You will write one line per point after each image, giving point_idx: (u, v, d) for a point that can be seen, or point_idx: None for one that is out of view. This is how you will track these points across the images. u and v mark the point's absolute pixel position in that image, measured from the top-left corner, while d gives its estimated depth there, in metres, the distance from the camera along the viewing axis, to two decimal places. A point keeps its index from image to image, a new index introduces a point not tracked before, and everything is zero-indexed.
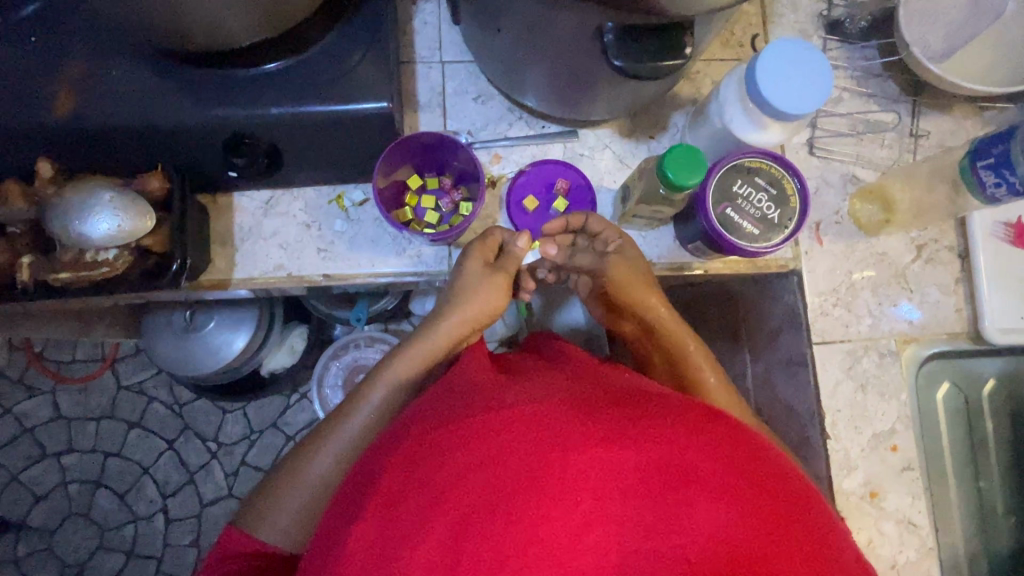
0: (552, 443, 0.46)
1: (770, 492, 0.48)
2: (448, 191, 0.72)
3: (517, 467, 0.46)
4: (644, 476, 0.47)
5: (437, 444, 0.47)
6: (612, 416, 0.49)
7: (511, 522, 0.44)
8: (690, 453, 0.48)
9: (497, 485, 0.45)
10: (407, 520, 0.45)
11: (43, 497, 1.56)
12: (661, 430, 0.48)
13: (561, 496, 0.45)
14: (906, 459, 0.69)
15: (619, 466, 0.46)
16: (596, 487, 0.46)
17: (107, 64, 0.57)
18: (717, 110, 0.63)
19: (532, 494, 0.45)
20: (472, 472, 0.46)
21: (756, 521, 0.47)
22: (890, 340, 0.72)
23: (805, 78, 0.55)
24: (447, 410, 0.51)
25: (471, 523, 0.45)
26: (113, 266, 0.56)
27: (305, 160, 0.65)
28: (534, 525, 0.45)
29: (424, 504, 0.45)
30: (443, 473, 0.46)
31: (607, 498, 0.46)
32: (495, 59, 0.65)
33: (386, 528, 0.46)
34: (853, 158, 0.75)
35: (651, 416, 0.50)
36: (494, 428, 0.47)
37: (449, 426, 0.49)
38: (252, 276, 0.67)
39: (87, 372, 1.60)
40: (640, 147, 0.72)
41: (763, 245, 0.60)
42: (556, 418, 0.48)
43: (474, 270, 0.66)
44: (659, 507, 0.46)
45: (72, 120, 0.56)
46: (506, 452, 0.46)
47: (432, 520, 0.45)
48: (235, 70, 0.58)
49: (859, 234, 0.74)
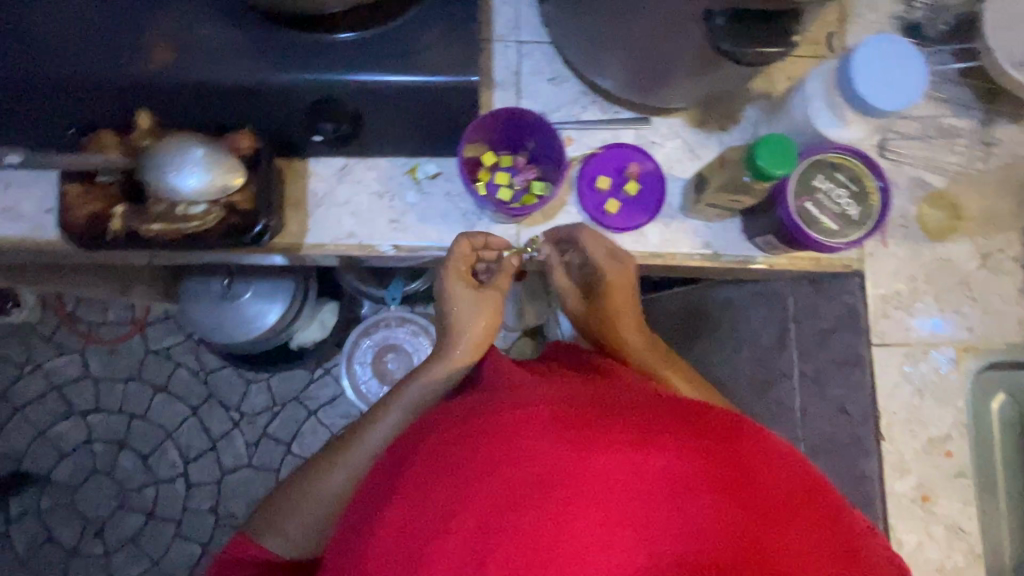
0: (575, 444, 0.47)
1: (784, 501, 0.49)
2: (521, 169, 0.72)
3: (539, 467, 0.46)
4: (665, 478, 0.47)
5: (462, 442, 0.49)
6: (632, 419, 0.50)
7: (535, 516, 0.45)
8: (705, 458, 0.48)
9: (519, 484, 0.46)
10: (434, 513, 0.47)
11: (68, 454, 1.59)
12: (682, 435, 0.49)
13: (581, 495, 0.46)
14: (959, 466, 0.70)
15: (641, 468, 0.47)
16: (615, 487, 0.46)
17: (202, 22, 0.58)
18: (800, 103, 0.63)
19: (552, 494, 0.46)
20: (496, 471, 0.46)
21: (770, 529, 0.47)
22: (949, 347, 0.72)
23: (901, 74, 0.55)
24: (474, 409, 0.52)
25: (494, 518, 0.46)
26: (202, 222, 0.57)
27: (384, 130, 0.65)
28: (557, 520, 0.45)
29: (449, 499, 0.47)
30: (470, 465, 0.47)
31: (626, 500, 0.46)
32: (579, 40, 0.65)
33: (416, 515, 0.47)
34: (922, 163, 0.75)
35: (670, 423, 0.50)
36: (515, 428, 0.48)
37: (475, 424, 0.50)
38: (324, 242, 0.68)
39: (117, 334, 1.62)
40: (711, 138, 0.72)
41: (841, 241, 0.60)
42: (580, 418, 0.49)
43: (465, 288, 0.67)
44: (674, 509, 0.47)
45: (167, 75, 0.56)
46: (529, 452, 0.47)
47: (456, 513, 0.46)
48: (327, 36, 0.59)
49: (925, 239, 0.74)
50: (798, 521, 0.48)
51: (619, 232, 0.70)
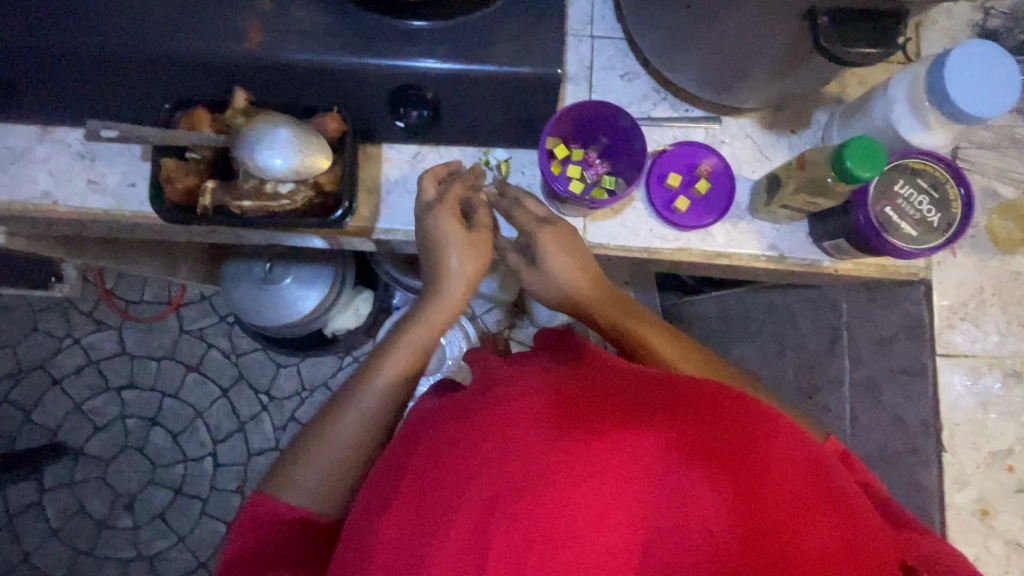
0: (566, 430, 0.45)
1: (794, 477, 0.46)
2: (592, 163, 0.71)
3: (537, 456, 0.44)
4: (662, 456, 0.44)
5: (458, 435, 0.47)
6: (630, 401, 0.47)
7: (535, 506, 0.43)
8: (708, 435, 0.45)
9: (515, 474, 0.44)
10: (434, 509, 0.45)
11: (101, 428, 1.62)
12: (677, 411, 0.46)
13: (581, 482, 0.44)
14: (1021, 481, 0.69)
15: (636, 450, 0.44)
16: (616, 471, 0.44)
17: (295, 6, 0.59)
18: (881, 108, 0.62)
19: (552, 482, 0.43)
20: (491, 462, 0.45)
21: (785, 507, 0.44)
22: (1015, 360, 0.71)
23: (993, 81, 0.54)
24: (469, 401, 0.51)
25: (495, 510, 0.43)
26: (293, 201, 0.58)
27: (461, 119, 0.66)
28: (556, 510, 0.43)
29: (449, 493, 0.45)
30: (466, 459, 0.45)
31: (627, 483, 0.44)
32: (659, 37, 0.65)
33: (416, 517, 0.45)
34: (993, 174, 0.74)
35: (667, 399, 0.47)
36: (509, 417, 0.46)
37: (470, 416, 0.48)
38: (395, 228, 0.69)
39: (154, 312, 1.66)
40: (781, 141, 0.72)
41: (920, 248, 0.60)
42: (569, 403, 0.47)
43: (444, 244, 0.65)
44: (680, 491, 0.44)
45: (260, 57, 0.58)
46: (525, 440, 0.45)
47: (456, 508, 0.44)
48: (416, 24, 0.60)
49: (994, 250, 0.73)
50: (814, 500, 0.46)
51: (682, 224, 0.69)
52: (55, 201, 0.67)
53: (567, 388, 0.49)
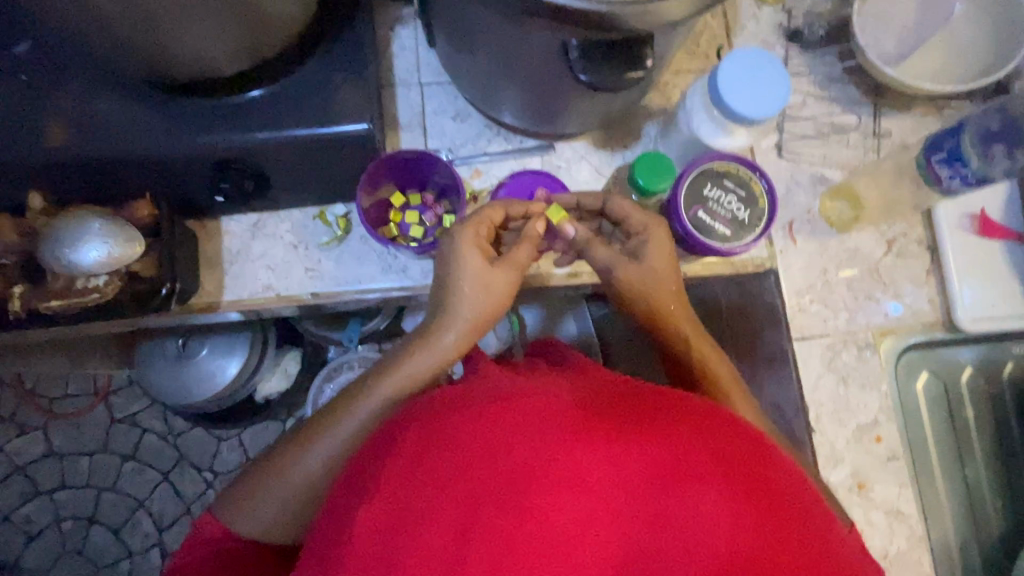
0: (559, 436, 0.43)
1: (781, 495, 0.45)
2: (431, 206, 0.73)
3: (521, 458, 0.42)
4: (651, 473, 0.43)
5: (438, 432, 0.45)
6: (623, 412, 0.46)
7: (516, 514, 0.41)
8: (697, 447, 0.45)
9: (498, 478, 0.42)
10: (408, 512, 0.42)
11: (35, 536, 1.49)
12: (668, 427, 0.45)
13: (567, 489, 0.42)
14: (891, 449, 0.71)
15: (625, 465, 0.43)
16: (602, 479, 0.43)
17: (95, 99, 0.59)
18: (685, 119, 0.66)
19: (536, 487, 0.42)
20: (476, 464, 0.42)
21: (769, 524, 0.43)
22: (867, 333, 0.74)
23: (764, 83, 0.58)
24: (455, 400, 0.47)
25: (474, 516, 0.41)
26: (103, 292, 0.58)
27: (291, 182, 0.67)
28: (537, 517, 0.41)
29: (426, 495, 0.42)
30: (448, 457, 0.43)
31: (610, 495, 0.42)
32: (471, 79, 0.67)
33: (388, 517, 0.42)
34: (820, 160, 0.77)
35: (660, 413, 0.47)
36: (498, 418, 0.44)
37: (454, 414, 0.46)
38: (242, 297, 0.69)
39: (79, 406, 1.55)
40: (615, 157, 0.75)
41: (735, 245, 0.63)
42: (561, 410, 0.46)
43: (479, 269, 0.60)
44: (666, 506, 0.42)
45: (59, 152, 0.57)
46: (514, 443, 0.43)
47: (433, 510, 0.42)
48: (218, 99, 0.60)
49: (831, 232, 0.76)
50: (798, 519, 0.45)
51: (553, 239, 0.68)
52: None
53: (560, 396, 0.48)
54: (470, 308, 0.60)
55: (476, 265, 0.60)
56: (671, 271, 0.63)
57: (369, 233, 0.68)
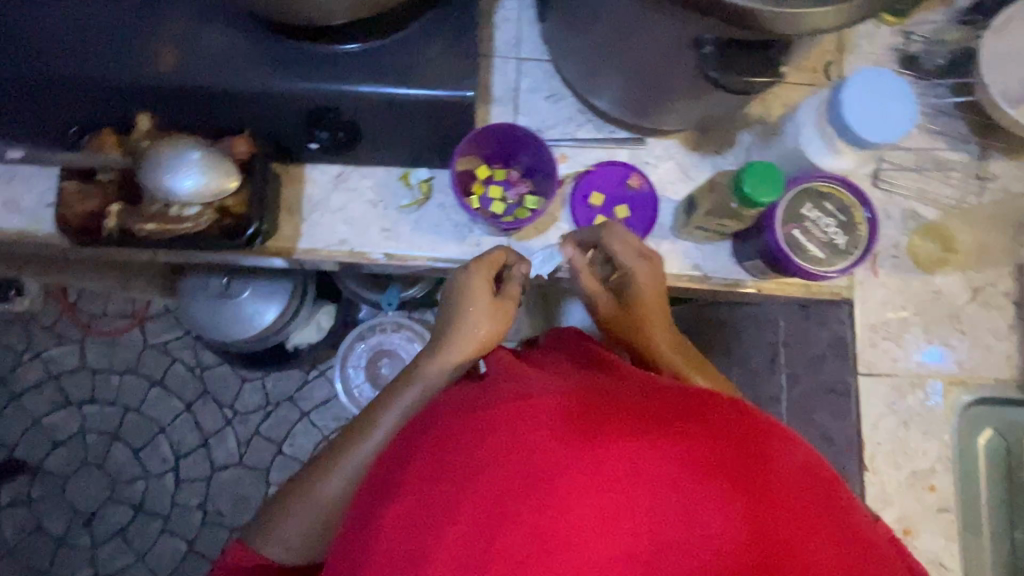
0: (577, 433, 0.43)
1: (804, 492, 0.44)
2: (515, 183, 0.73)
3: (543, 455, 0.42)
4: (673, 470, 0.42)
5: (462, 429, 0.46)
6: (641, 409, 0.45)
7: (539, 508, 0.41)
8: (718, 444, 0.44)
9: (518, 472, 0.42)
10: (432, 506, 0.43)
11: (60, 443, 1.54)
12: (689, 422, 0.44)
13: (587, 487, 0.41)
14: (942, 500, 0.69)
15: (646, 462, 0.42)
16: (625, 476, 0.42)
17: (207, 29, 0.59)
18: (793, 131, 0.63)
19: (555, 484, 0.41)
20: (499, 459, 0.43)
21: (791, 523, 0.42)
22: (936, 379, 0.72)
23: (887, 107, 0.55)
24: (477, 399, 0.48)
25: (498, 510, 0.41)
26: (196, 223, 0.58)
27: (381, 140, 0.66)
28: (559, 513, 0.41)
29: (449, 492, 0.43)
30: (472, 455, 0.44)
31: (634, 491, 0.42)
32: (576, 62, 0.66)
33: (416, 511, 0.44)
34: (915, 195, 0.75)
35: (680, 409, 0.46)
36: (516, 418, 0.44)
37: (476, 412, 0.46)
38: (316, 248, 0.69)
39: (115, 326, 1.59)
40: (704, 161, 0.73)
41: (827, 269, 0.61)
42: (580, 406, 0.45)
43: (484, 299, 0.63)
44: (687, 503, 0.41)
45: (168, 78, 0.58)
46: (533, 439, 0.43)
47: (456, 505, 0.42)
48: (312, 47, 0.60)
49: (915, 270, 0.73)
50: (822, 517, 0.43)
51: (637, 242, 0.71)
52: None
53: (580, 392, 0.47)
54: (473, 326, 0.63)
55: (485, 289, 0.63)
56: (652, 293, 0.64)
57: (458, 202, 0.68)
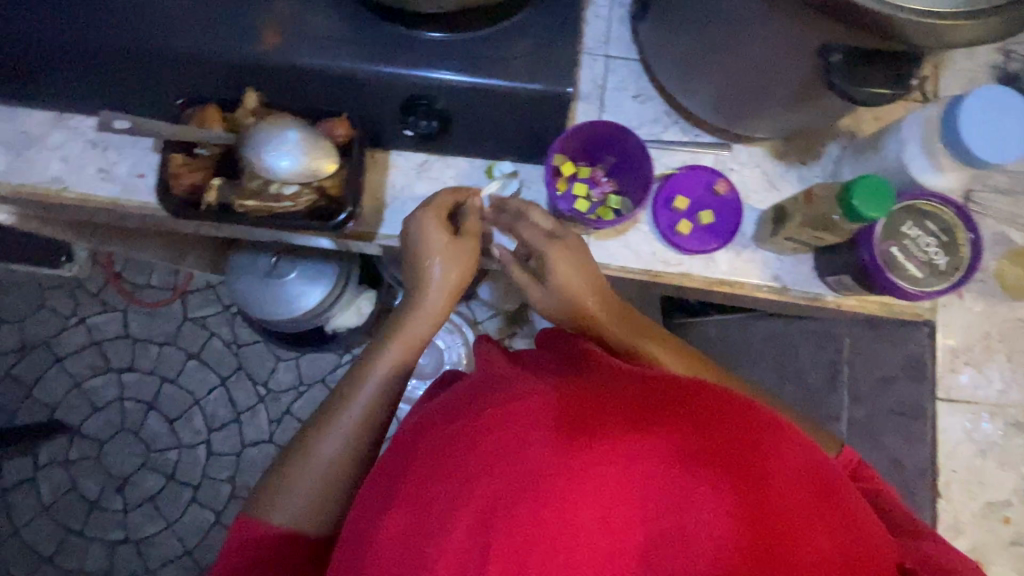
0: (562, 430, 0.42)
1: (800, 478, 0.42)
2: (599, 182, 0.72)
3: (531, 456, 0.41)
4: (659, 460, 0.41)
5: (455, 435, 0.45)
6: (624, 402, 0.44)
7: (533, 509, 0.40)
8: (705, 436, 0.42)
9: (511, 474, 0.41)
10: (429, 515, 0.42)
11: (99, 408, 1.58)
12: (675, 412, 0.43)
13: (578, 484, 0.40)
14: (1017, 534, 0.68)
15: (631, 454, 0.41)
16: (614, 470, 0.41)
17: (312, 10, 0.59)
18: (894, 147, 0.62)
19: (547, 484, 0.40)
20: (491, 461, 0.42)
21: (785, 512, 0.40)
22: (1018, 409, 0.70)
23: (1006, 126, 0.53)
24: (472, 404, 0.48)
25: (492, 514, 0.40)
26: (295, 203, 0.59)
27: (470, 130, 0.66)
28: (553, 514, 0.40)
29: (444, 500, 0.42)
30: (465, 459, 0.43)
31: (623, 486, 0.40)
32: (672, 63, 0.65)
33: (415, 522, 0.43)
34: (1007, 218, 0.72)
35: (664, 400, 0.45)
36: (502, 420, 0.44)
37: (466, 418, 0.46)
38: (397, 234, 0.69)
39: (158, 297, 1.62)
40: (790, 171, 0.72)
41: (923, 290, 0.60)
42: (565, 405, 0.44)
43: (437, 242, 0.63)
44: (679, 493, 0.40)
45: (273, 57, 0.58)
46: (521, 440, 0.42)
47: (451, 512, 0.41)
48: (394, 28, 0.60)
49: (1002, 296, 0.71)
50: (823, 508, 0.42)
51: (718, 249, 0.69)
52: (65, 187, 0.68)
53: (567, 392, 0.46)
54: (435, 277, 0.64)
55: (435, 231, 0.63)
56: (587, 288, 0.63)
57: (551, 197, 0.68)
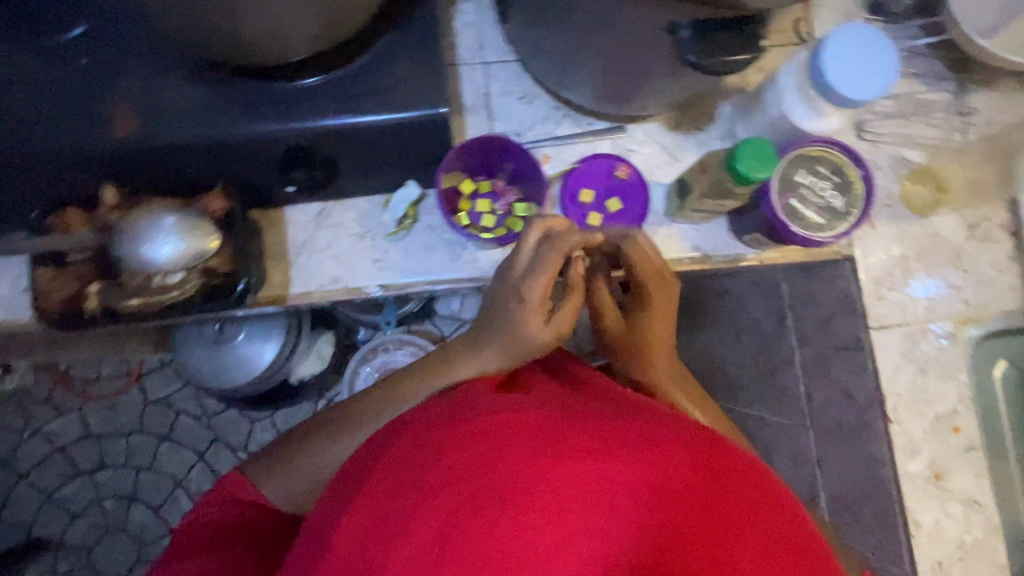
0: (541, 449, 0.44)
1: (753, 509, 0.46)
2: (501, 193, 0.71)
3: (506, 468, 0.43)
4: (623, 487, 0.43)
5: (429, 443, 0.45)
6: (602, 427, 0.46)
7: (497, 522, 0.41)
8: (676, 463, 0.45)
9: (481, 487, 0.42)
10: (391, 522, 0.43)
11: (77, 515, 1.46)
12: (650, 441, 0.46)
13: (544, 500, 0.42)
14: (969, 440, 0.70)
15: (597, 479, 0.43)
16: (581, 491, 0.43)
17: (159, 84, 0.56)
18: (774, 100, 0.62)
19: (515, 499, 0.42)
20: (463, 474, 0.43)
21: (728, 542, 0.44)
22: (946, 321, 0.72)
23: (867, 61, 0.54)
24: (450, 414, 0.48)
25: (457, 524, 0.41)
26: (181, 290, 0.57)
27: (356, 170, 0.64)
28: (518, 527, 0.41)
29: (409, 507, 0.42)
30: (436, 467, 0.43)
31: (587, 506, 0.43)
32: (546, 60, 0.64)
33: (375, 527, 0.43)
34: (901, 141, 0.74)
35: (639, 428, 0.47)
36: (484, 432, 0.45)
37: (443, 428, 0.46)
38: (310, 290, 0.67)
39: (113, 388, 1.49)
40: (688, 139, 0.72)
41: (827, 234, 0.61)
42: (550, 427, 0.46)
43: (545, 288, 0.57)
44: (636, 516, 0.43)
45: (127, 142, 0.55)
46: (497, 455, 0.43)
47: (413, 521, 0.42)
48: (276, 84, 0.57)
49: (910, 216, 0.73)
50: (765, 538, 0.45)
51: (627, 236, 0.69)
52: None
53: (549, 414, 0.47)
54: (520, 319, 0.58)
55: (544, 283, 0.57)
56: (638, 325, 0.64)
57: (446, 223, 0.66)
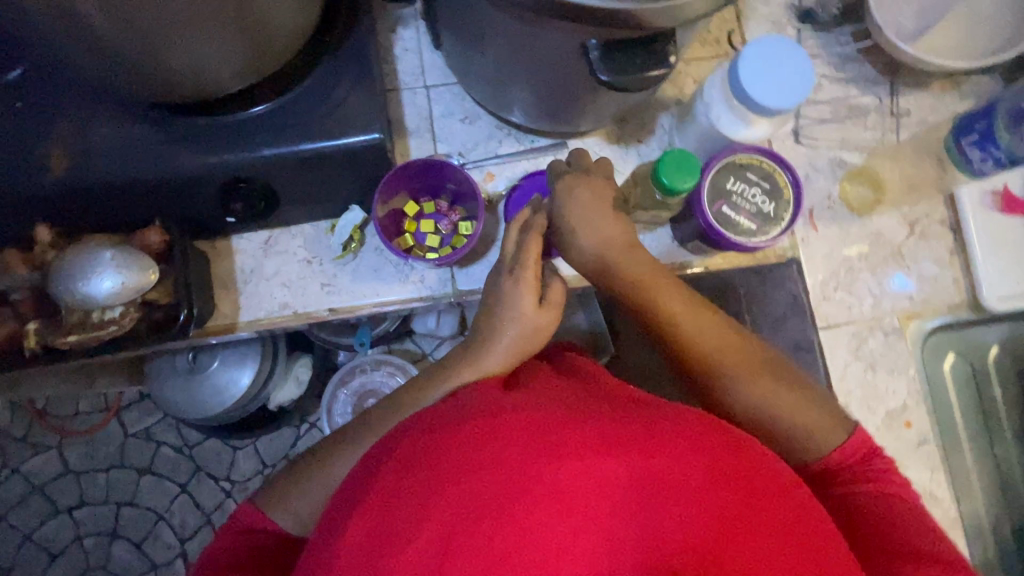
0: (549, 447, 0.40)
1: (776, 512, 0.42)
2: (446, 213, 0.72)
3: (511, 468, 0.39)
4: (639, 488, 0.40)
5: (431, 443, 0.41)
6: (617, 425, 0.42)
7: (504, 525, 0.38)
8: (693, 464, 0.41)
9: (486, 490, 0.39)
10: (392, 526, 0.39)
11: (57, 556, 1.38)
12: (666, 438, 0.42)
13: (552, 502, 0.38)
14: (921, 434, 0.71)
15: (609, 480, 0.39)
16: (592, 494, 0.39)
17: (95, 122, 0.57)
18: (703, 111, 0.64)
19: (522, 500, 0.38)
20: (467, 475, 0.39)
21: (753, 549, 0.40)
22: (893, 317, 0.73)
23: (781, 71, 0.56)
24: (453, 415, 0.43)
25: (460, 529, 0.38)
26: (120, 324, 0.57)
27: (299, 197, 0.65)
28: (526, 531, 0.38)
29: (410, 512, 0.39)
30: (438, 468, 0.39)
31: (599, 508, 0.39)
32: (480, 83, 0.65)
33: (374, 534, 0.39)
34: (838, 143, 0.76)
35: (656, 426, 0.43)
36: (491, 431, 0.41)
37: (445, 428, 0.42)
38: (258, 317, 0.67)
39: (91, 423, 1.41)
40: (629, 152, 0.73)
41: (759, 239, 0.63)
42: (561, 423, 0.41)
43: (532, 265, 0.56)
44: (653, 523, 0.39)
45: (65, 183, 0.56)
46: (502, 453, 0.39)
47: (416, 525, 0.38)
48: (211, 116, 0.57)
49: (852, 216, 0.75)
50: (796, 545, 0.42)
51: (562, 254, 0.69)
52: None
53: (558, 408, 0.43)
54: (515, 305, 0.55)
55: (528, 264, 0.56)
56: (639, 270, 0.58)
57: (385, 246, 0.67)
